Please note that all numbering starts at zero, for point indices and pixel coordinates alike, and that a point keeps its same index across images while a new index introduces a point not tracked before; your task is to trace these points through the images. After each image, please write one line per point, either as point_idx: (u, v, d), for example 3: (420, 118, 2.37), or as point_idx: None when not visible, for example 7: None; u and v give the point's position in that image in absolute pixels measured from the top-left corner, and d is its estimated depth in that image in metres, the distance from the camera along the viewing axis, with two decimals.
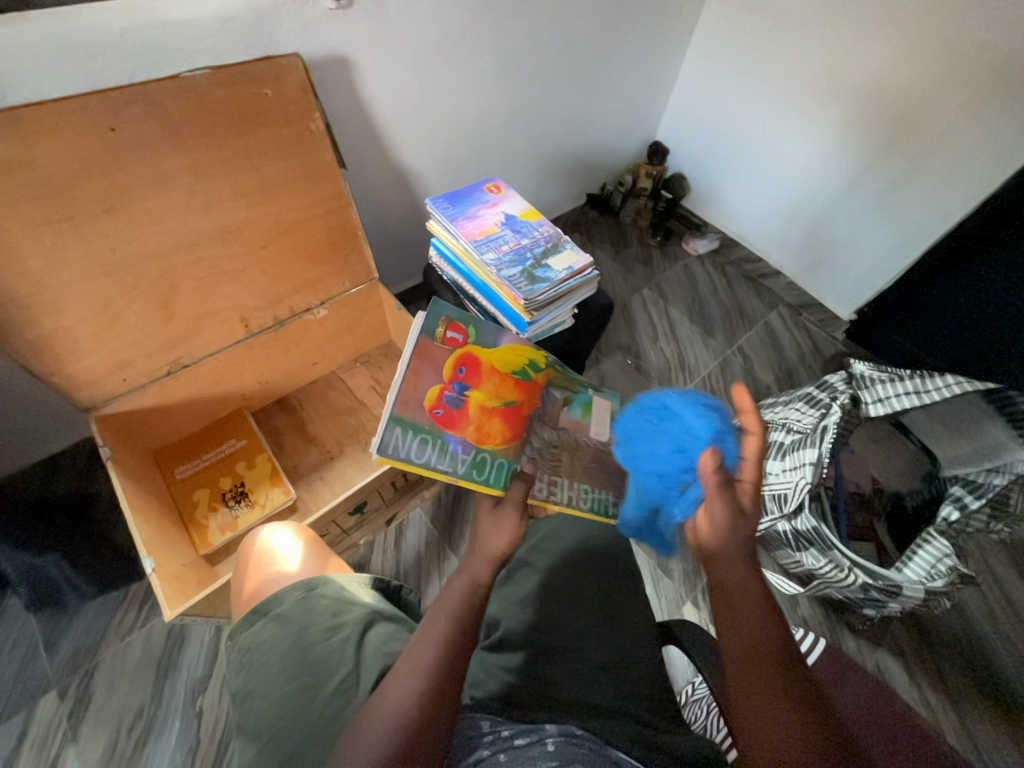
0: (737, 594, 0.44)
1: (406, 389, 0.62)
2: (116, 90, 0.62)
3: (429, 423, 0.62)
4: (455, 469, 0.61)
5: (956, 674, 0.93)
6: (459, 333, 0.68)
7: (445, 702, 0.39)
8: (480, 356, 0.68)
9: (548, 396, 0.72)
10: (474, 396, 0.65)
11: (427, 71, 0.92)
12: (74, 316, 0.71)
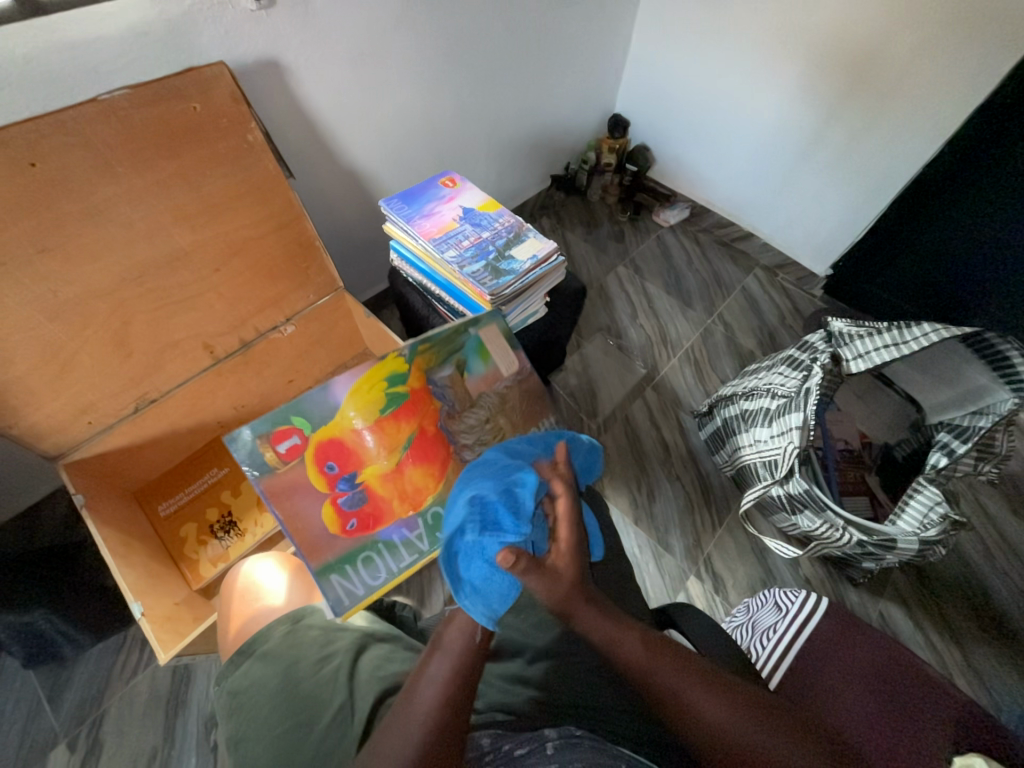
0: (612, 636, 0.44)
1: (309, 538, 0.64)
2: (31, 121, 0.58)
3: (358, 540, 0.67)
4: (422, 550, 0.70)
5: (958, 614, 0.95)
6: (296, 436, 0.65)
7: (452, 727, 0.38)
8: (344, 436, 0.68)
9: (441, 389, 0.73)
10: (373, 477, 0.69)
11: (366, 66, 0.88)
12: (25, 364, 0.68)
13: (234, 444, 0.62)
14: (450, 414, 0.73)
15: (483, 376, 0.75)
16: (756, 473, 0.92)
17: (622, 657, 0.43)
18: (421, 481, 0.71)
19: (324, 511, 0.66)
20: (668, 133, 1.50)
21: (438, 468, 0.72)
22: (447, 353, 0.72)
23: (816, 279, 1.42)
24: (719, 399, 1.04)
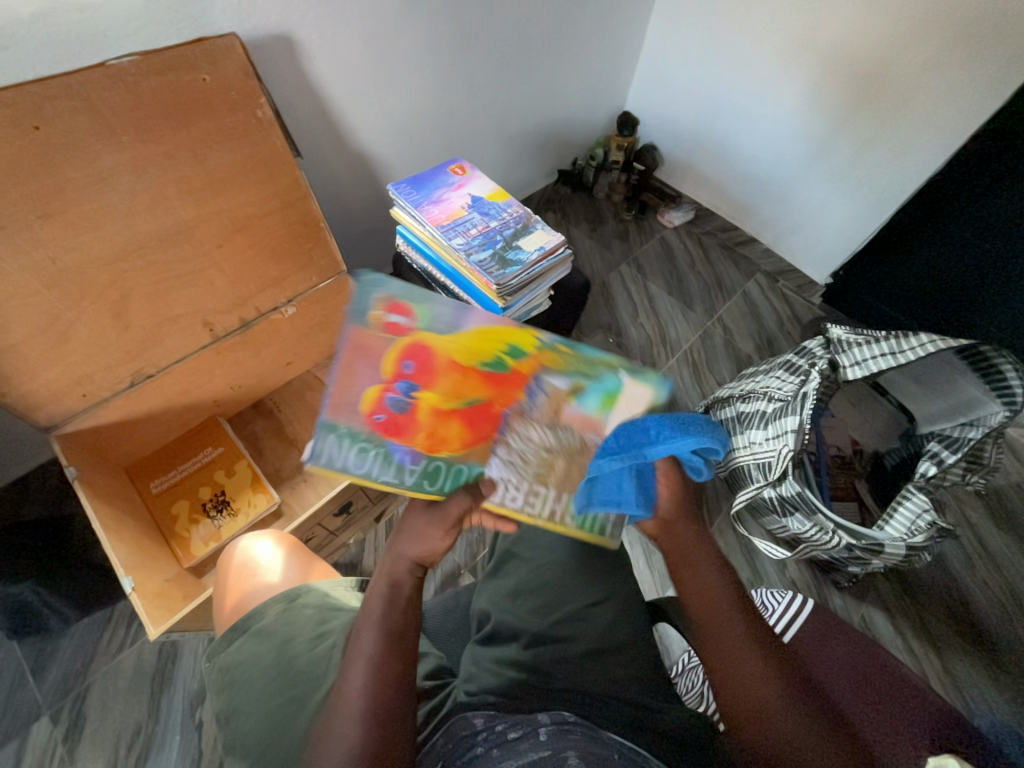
0: (695, 557, 0.50)
1: (339, 391, 0.52)
2: (36, 84, 0.57)
3: (367, 431, 0.52)
4: (404, 479, 0.51)
5: (938, 621, 0.97)
6: (406, 318, 0.55)
7: (391, 716, 0.39)
8: (440, 352, 0.54)
9: (537, 388, 0.54)
10: (424, 400, 0.53)
11: (377, 48, 0.87)
12: (21, 333, 0.67)
13: (364, 294, 0.55)
14: (522, 411, 0.54)
15: (588, 421, 0.54)
16: (749, 476, 0.91)
17: (691, 575, 0.50)
18: (449, 433, 0.53)
19: (369, 388, 0.53)
20: (677, 133, 1.50)
21: (480, 438, 0.54)
22: (578, 367, 0.55)
23: (816, 287, 1.43)
24: (716, 401, 1.05)
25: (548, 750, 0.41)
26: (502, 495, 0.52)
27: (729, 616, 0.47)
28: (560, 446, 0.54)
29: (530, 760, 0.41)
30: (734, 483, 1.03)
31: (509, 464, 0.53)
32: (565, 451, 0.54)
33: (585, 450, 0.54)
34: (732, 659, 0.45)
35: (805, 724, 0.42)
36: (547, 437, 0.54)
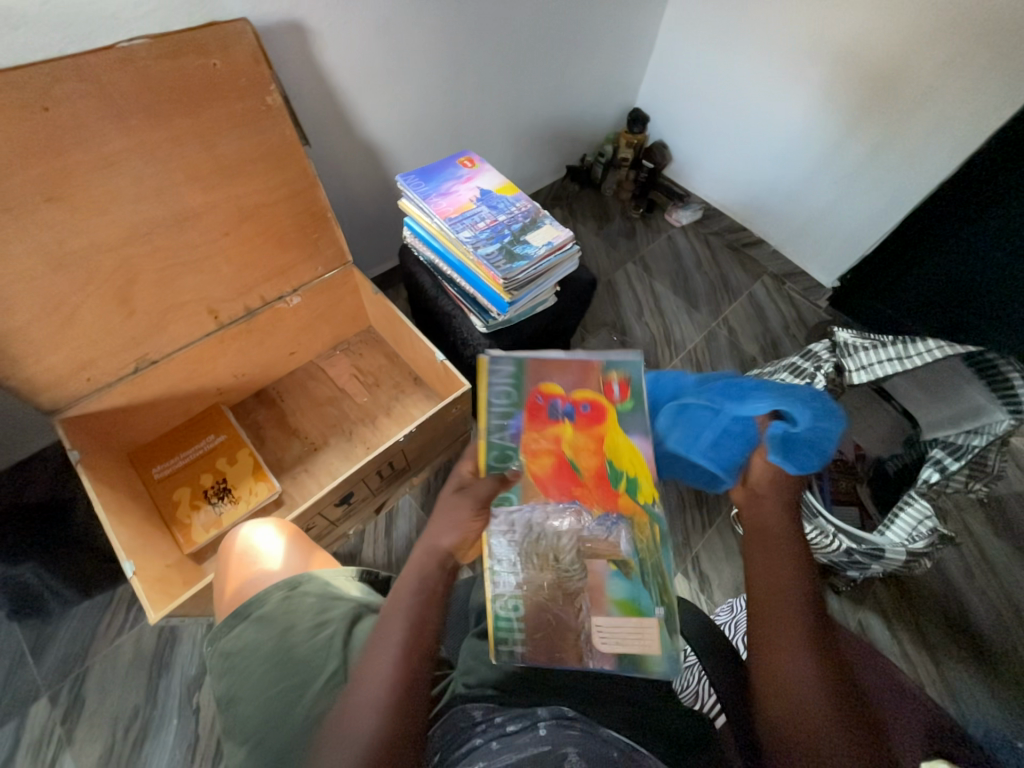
0: (774, 538, 0.44)
1: (551, 362, 0.59)
2: (45, 64, 0.56)
3: (524, 397, 0.57)
4: (491, 428, 0.55)
5: (934, 627, 0.97)
6: (620, 394, 0.58)
7: (410, 713, 0.37)
8: (608, 427, 0.56)
9: (609, 523, 0.55)
10: (564, 430, 0.56)
11: (388, 37, 0.86)
12: (26, 315, 0.67)
13: (622, 357, 0.60)
14: (581, 521, 0.56)
15: (600, 599, 0.53)
16: None
17: (764, 552, 0.44)
18: (539, 457, 0.55)
19: (553, 382, 0.58)
20: (688, 131, 1.49)
21: (544, 485, 0.55)
22: (648, 566, 0.53)
23: (823, 290, 1.42)
24: None
25: (547, 744, 0.41)
26: (496, 533, 0.59)
27: (796, 606, 0.41)
28: (560, 570, 0.56)
29: (532, 752, 0.40)
30: None
31: (524, 527, 0.57)
32: (558, 573, 0.56)
33: (571, 596, 0.54)
34: (780, 644, 0.40)
35: (846, 731, 0.36)
36: (563, 555, 0.55)
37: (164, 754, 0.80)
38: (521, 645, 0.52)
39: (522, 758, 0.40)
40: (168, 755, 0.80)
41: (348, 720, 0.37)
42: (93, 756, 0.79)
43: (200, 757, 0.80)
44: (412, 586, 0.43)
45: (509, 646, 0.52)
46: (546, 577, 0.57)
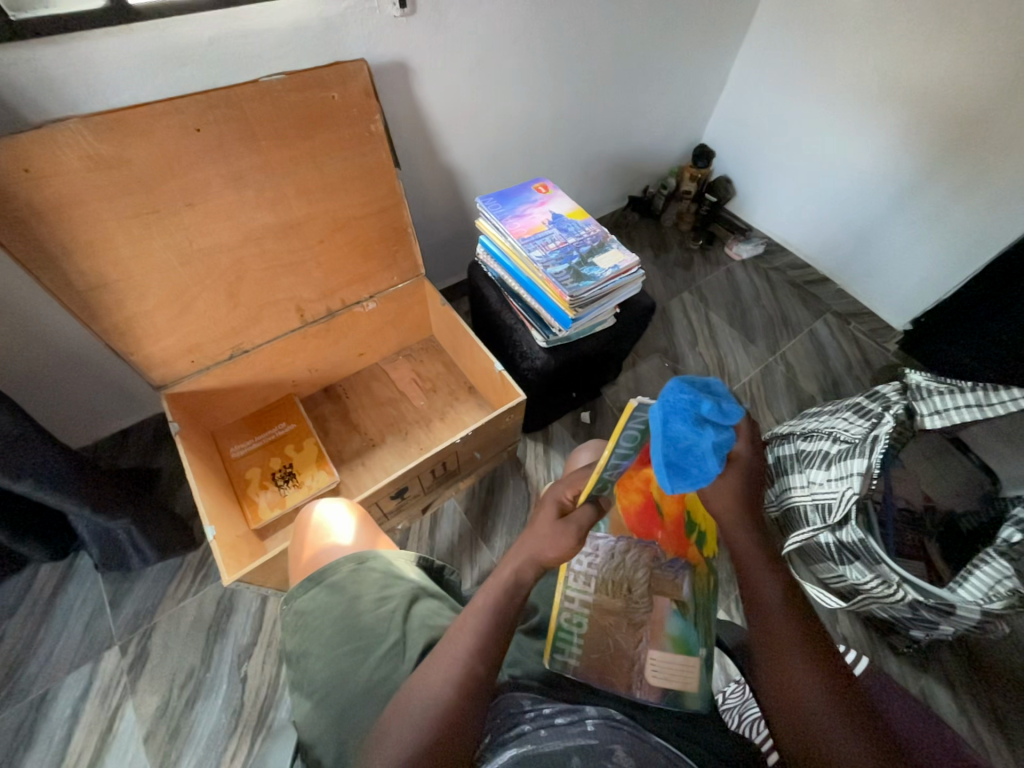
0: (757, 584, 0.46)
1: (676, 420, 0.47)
2: (203, 94, 0.67)
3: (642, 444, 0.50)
4: (606, 468, 0.51)
5: (1011, 709, 0.88)
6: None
7: (457, 729, 0.40)
8: None
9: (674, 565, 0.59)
10: None
11: (478, 75, 0.95)
12: (153, 302, 0.78)
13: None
14: (657, 559, 0.60)
15: (658, 633, 0.56)
16: (805, 517, 0.88)
17: (755, 595, 0.46)
18: (631, 495, 0.62)
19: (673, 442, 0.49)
20: (753, 167, 1.50)
21: (632, 517, 0.62)
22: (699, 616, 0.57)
23: (892, 333, 1.36)
24: (773, 437, 1.02)
25: (596, 741, 0.43)
26: (578, 558, 0.62)
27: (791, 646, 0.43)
28: (630, 600, 0.59)
29: (580, 746, 0.42)
30: (784, 524, 0.99)
31: (606, 554, 0.62)
32: (629, 601, 0.59)
33: (635, 626, 0.57)
34: (797, 693, 0.40)
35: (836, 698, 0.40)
36: (636, 587, 0.59)
37: (212, 716, 0.85)
38: (575, 659, 0.54)
39: (572, 749, 0.41)
40: (215, 717, 0.85)
41: (424, 685, 0.42)
42: (152, 707, 0.85)
43: (243, 724, 0.85)
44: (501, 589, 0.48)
45: (565, 657, 0.54)
46: (618, 604, 0.59)
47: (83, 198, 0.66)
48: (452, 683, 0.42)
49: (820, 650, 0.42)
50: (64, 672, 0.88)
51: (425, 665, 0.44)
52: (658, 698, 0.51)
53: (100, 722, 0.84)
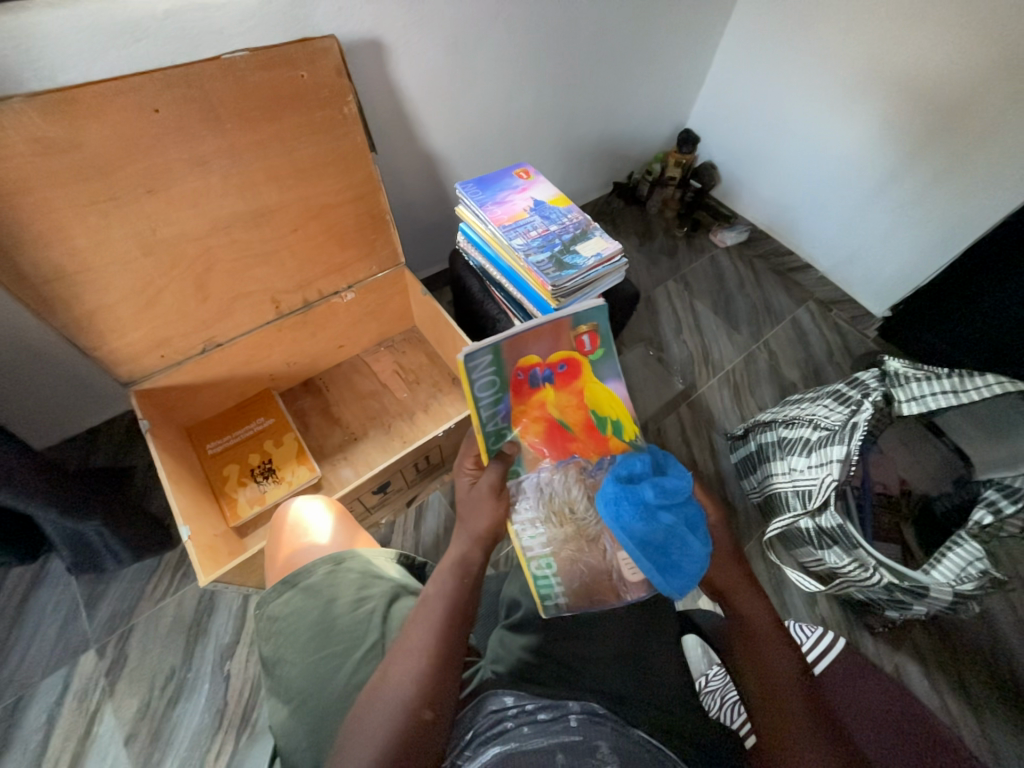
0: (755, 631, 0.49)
1: (523, 336, 0.53)
2: (159, 72, 0.63)
3: (507, 377, 0.54)
4: (486, 421, 0.55)
5: (980, 682, 0.91)
6: (590, 345, 0.58)
7: (425, 727, 0.39)
8: (584, 380, 0.58)
9: (601, 464, 0.58)
10: (545, 394, 0.57)
11: (457, 55, 0.91)
12: (116, 294, 0.74)
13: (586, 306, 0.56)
14: (583, 469, 0.57)
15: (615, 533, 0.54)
16: (786, 502, 0.91)
17: (763, 665, 0.47)
18: (531, 425, 0.58)
19: (534, 358, 0.55)
20: (738, 153, 1.49)
21: (540, 446, 0.58)
22: None
23: (872, 319, 1.38)
24: (756, 425, 1.03)
25: (579, 737, 0.43)
26: (517, 509, 0.55)
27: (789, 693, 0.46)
28: (578, 520, 0.55)
29: (564, 742, 0.42)
30: (767, 510, 1.00)
31: (538, 491, 0.56)
32: (579, 522, 0.55)
33: (594, 540, 0.55)
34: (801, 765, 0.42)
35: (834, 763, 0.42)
36: (579, 503, 0.56)
37: (194, 717, 0.84)
38: (562, 596, 0.54)
39: (555, 746, 0.42)
40: (198, 717, 0.84)
41: (385, 687, 0.41)
42: (132, 710, 0.84)
43: (227, 723, 0.84)
44: (451, 575, 0.48)
45: (555, 601, 0.54)
46: (568, 531, 0.55)
47: (31, 184, 0.61)
48: (418, 680, 0.41)
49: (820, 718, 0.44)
50: (39, 677, 0.85)
51: (387, 662, 0.43)
52: (646, 589, 0.54)
53: (78, 726, 0.82)
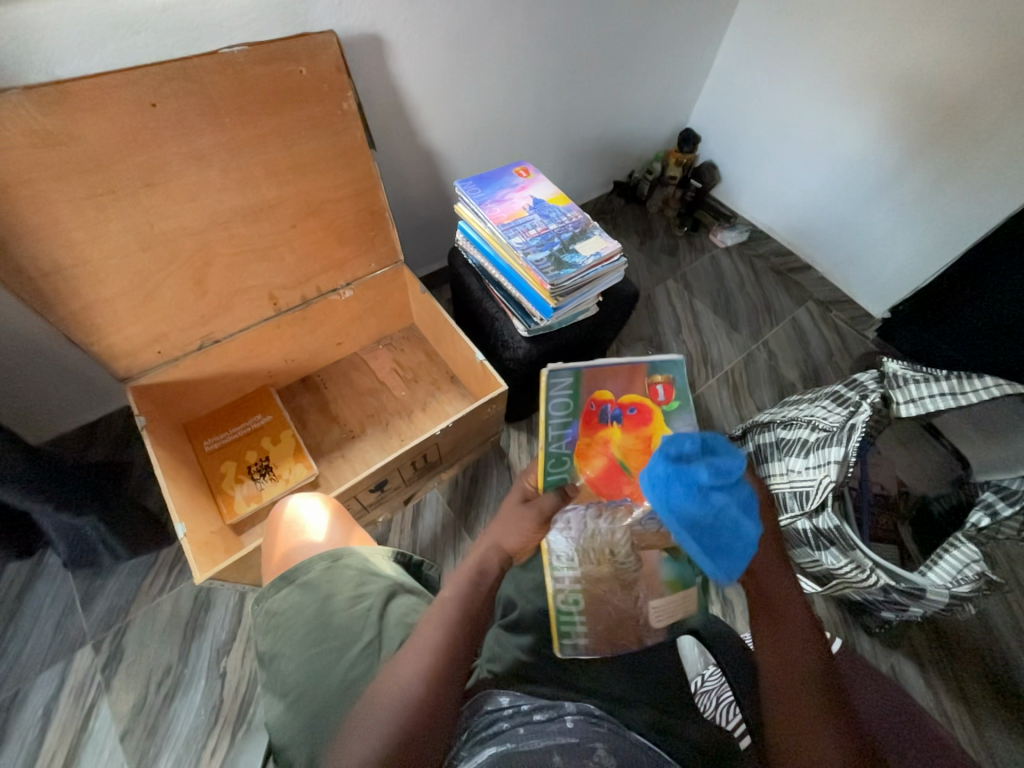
0: (781, 612, 0.47)
1: (603, 367, 0.52)
2: (157, 66, 0.63)
3: (579, 404, 0.52)
4: (552, 440, 0.52)
5: (975, 683, 0.91)
6: (664, 397, 0.53)
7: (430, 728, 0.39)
8: (660, 430, 0.52)
9: (657, 521, 0.50)
10: (613, 433, 0.52)
11: (457, 52, 0.91)
12: (113, 289, 0.74)
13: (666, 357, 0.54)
14: (636, 517, 0.51)
15: (653, 584, 0.50)
16: (783, 504, 0.90)
17: (783, 650, 0.45)
18: (593, 462, 0.52)
19: (604, 392, 0.53)
20: (739, 153, 1.49)
21: (595, 484, 0.52)
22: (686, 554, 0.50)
23: (871, 320, 1.38)
24: (754, 425, 1.03)
25: (575, 738, 0.43)
26: (554, 533, 0.54)
27: (806, 677, 0.44)
28: (615, 565, 0.51)
29: (560, 743, 0.42)
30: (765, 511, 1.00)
31: (581, 524, 0.52)
32: (615, 567, 0.51)
33: (628, 585, 0.51)
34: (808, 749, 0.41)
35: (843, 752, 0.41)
36: (619, 549, 0.50)
37: (191, 713, 0.84)
38: (582, 639, 0.52)
39: (550, 746, 0.42)
40: (194, 713, 0.84)
41: (393, 680, 0.41)
42: (128, 705, 0.84)
43: (223, 719, 0.84)
44: (467, 576, 0.47)
45: (573, 641, 0.52)
46: (605, 569, 0.51)
47: (28, 177, 0.61)
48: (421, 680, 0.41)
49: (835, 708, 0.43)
50: (35, 672, 0.85)
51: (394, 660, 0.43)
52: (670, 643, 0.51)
53: (74, 721, 0.82)
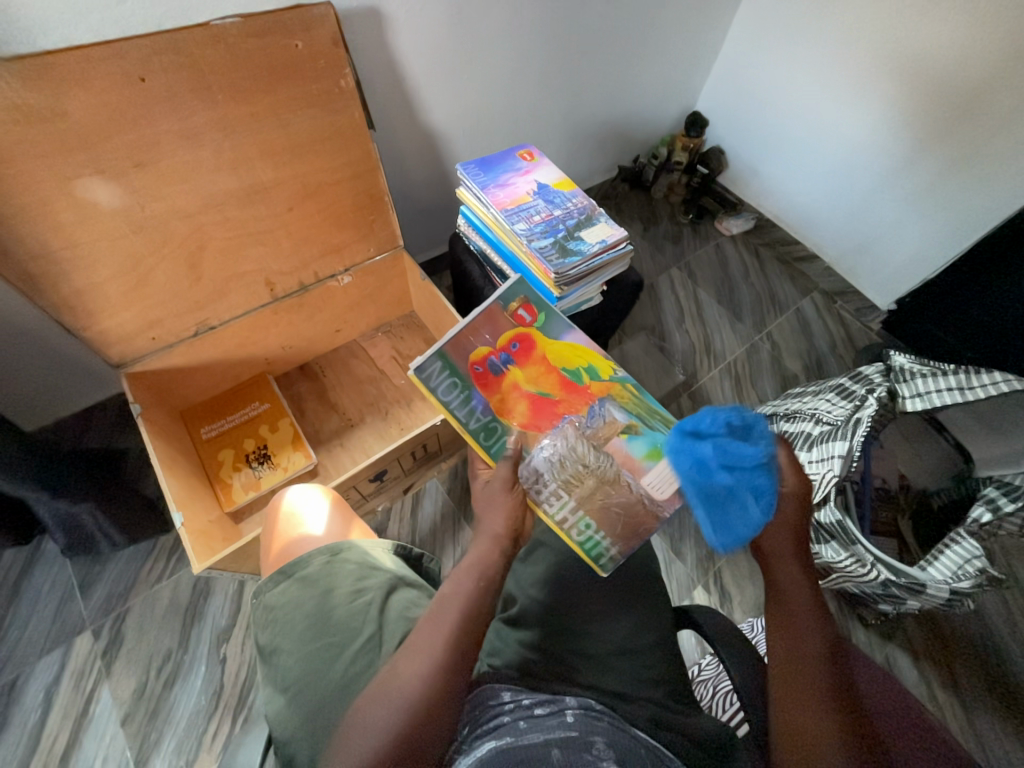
0: (796, 604, 0.48)
1: (462, 333, 0.61)
2: (145, 37, 0.60)
3: (466, 372, 0.59)
4: (468, 420, 0.57)
5: (968, 674, 0.93)
6: (531, 318, 0.65)
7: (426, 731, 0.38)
8: (541, 349, 0.64)
9: (598, 411, 0.60)
10: (513, 375, 0.61)
11: (459, 28, 0.87)
12: (105, 273, 0.71)
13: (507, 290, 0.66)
14: (580, 423, 0.58)
15: (635, 466, 0.57)
16: None
17: (794, 637, 0.46)
18: (515, 410, 0.59)
19: (481, 350, 0.61)
20: (747, 138, 1.45)
21: (533, 425, 0.59)
22: (637, 411, 0.61)
23: (877, 312, 1.36)
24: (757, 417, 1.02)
25: (575, 731, 0.43)
26: (535, 490, 0.54)
27: (815, 665, 0.44)
28: (595, 468, 0.55)
29: (560, 736, 0.42)
30: None
31: (548, 463, 0.55)
32: (595, 470, 0.55)
33: (615, 482, 0.56)
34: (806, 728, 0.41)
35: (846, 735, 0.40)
36: (590, 457, 0.56)
37: (191, 698, 0.84)
38: (613, 547, 0.55)
39: (550, 738, 0.41)
40: (195, 698, 0.84)
41: (396, 678, 0.41)
42: (128, 691, 0.84)
43: (224, 704, 0.84)
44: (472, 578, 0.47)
45: (609, 555, 0.55)
46: (590, 481, 0.55)
47: (13, 156, 0.59)
48: (412, 679, 0.40)
49: (842, 698, 0.42)
50: (35, 657, 0.86)
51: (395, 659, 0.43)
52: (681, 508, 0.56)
53: (75, 706, 0.83)
